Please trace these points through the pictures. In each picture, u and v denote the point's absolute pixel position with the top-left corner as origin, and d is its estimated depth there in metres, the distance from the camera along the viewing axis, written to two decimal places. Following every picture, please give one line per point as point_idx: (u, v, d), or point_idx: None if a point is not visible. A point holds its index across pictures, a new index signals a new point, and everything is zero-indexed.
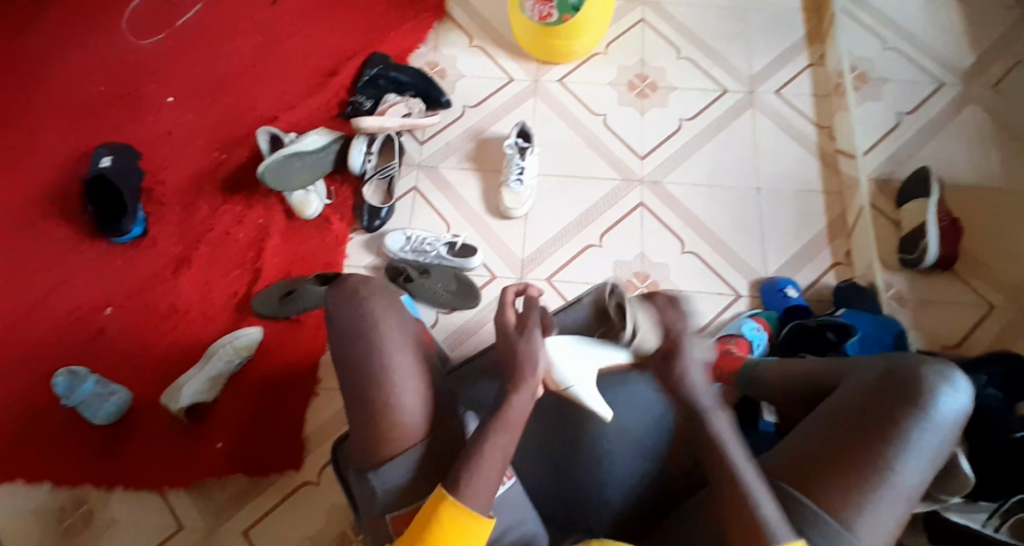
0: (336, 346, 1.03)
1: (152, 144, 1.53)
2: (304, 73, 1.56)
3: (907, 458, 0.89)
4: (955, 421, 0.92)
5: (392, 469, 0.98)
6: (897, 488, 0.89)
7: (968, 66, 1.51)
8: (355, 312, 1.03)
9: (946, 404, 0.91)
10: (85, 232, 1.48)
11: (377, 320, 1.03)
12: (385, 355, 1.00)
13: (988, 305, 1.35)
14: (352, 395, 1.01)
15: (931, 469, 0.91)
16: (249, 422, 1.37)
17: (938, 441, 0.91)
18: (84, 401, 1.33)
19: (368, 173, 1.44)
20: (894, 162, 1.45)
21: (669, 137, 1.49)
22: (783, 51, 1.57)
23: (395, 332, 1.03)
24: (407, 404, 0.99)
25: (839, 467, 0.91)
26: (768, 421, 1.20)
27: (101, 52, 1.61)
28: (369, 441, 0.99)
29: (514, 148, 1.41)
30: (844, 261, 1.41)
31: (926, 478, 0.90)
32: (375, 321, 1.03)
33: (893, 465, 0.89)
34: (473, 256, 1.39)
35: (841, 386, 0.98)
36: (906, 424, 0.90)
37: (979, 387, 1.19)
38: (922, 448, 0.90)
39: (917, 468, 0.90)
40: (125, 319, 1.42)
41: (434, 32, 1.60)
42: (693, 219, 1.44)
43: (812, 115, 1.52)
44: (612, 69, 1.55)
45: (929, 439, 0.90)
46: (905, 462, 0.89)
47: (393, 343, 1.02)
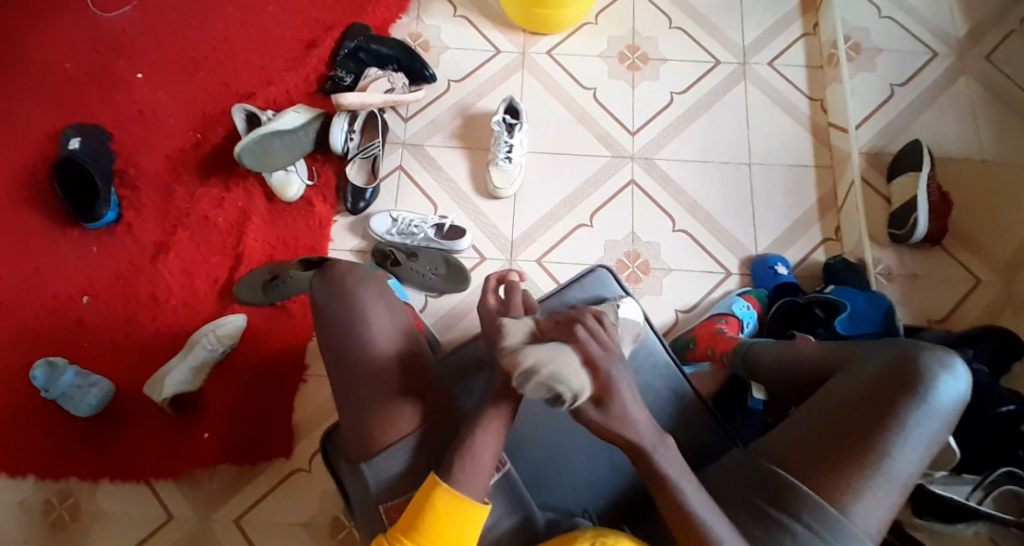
0: (324, 335, 1.02)
1: (122, 124, 1.46)
2: (280, 46, 1.48)
3: (904, 445, 0.90)
4: (953, 406, 0.92)
5: (386, 460, 0.96)
6: (894, 475, 0.89)
7: (963, 35, 1.48)
8: (342, 301, 1.02)
9: (945, 390, 0.91)
10: (56, 218, 1.42)
11: (364, 309, 1.01)
12: (374, 345, 1.00)
13: (976, 280, 1.35)
14: (343, 385, 1.00)
15: (928, 455, 0.91)
16: (237, 411, 1.35)
17: (935, 427, 0.91)
18: (64, 394, 1.28)
19: (351, 154, 1.39)
20: (887, 135, 1.43)
21: (660, 112, 1.46)
22: (777, 19, 1.52)
23: (383, 320, 1.02)
24: (399, 393, 0.98)
25: (836, 454, 0.91)
26: (757, 399, 1.19)
27: (62, 24, 1.52)
28: (361, 433, 0.98)
29: (502, 125, 1.37)
30: (834, 237, 1.41)
31: (923, 464, 0.91)
32: (365, 309, 1.01)
33: (890, 451, 0.90)
34: (461, 239, 1.36)
35: (839, 372, 0.99)
36: (904, 411, 0.90)
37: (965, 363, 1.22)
38: (919, 434, 0.90)
39: (915, 454, 0.90)
40: (103, 309, 1.38)
41: (416, 1, 1.53)
42: (685, 196, 1.42)
43: (805, 87, 1.48)
44: (602, 40, 1.50)
45: (927, 425, 0.91)
46: (902, 448, 0.90)
47: (382, 331, 1.01)
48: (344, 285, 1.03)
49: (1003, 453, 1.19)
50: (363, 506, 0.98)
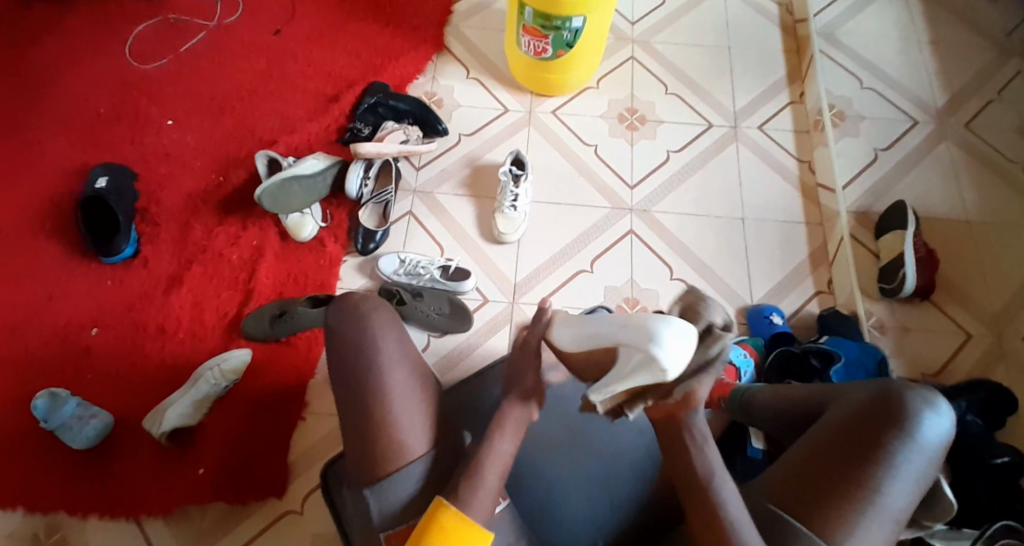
0: (333, 362, 1.00)
1: (148, 165, 1.54)
2: (304, 99, 1.59)
3: (892, 480, 0.91)
4: (939, 443, 0.94)
5: (390, 488, 0.93)
6: (885, 510, 0.91)
7: (941, 105, 1.59)
8: (351, 327, 1.00)
9: (929, 427, 0.93)
10: (76, 250, 1.47)
11: (375, 335, 0.99)
12: (384, 371, 0.97)
13: (966, 334, 1.39)
14: (349, 413, 0.97)
15: (916, 492, 0.93)
16: (233, 450, 1.34)
17: (923, 464, 0.93)
18: (64, 425, 1.29)
19: (364, 198, 1.47)
20: (872, 196, 1.51)
21: (657, 169, 1.54)
22: (765, 88, 1.64)
23: (394, 347, 1.00)
24: (405, 422, 0.96)
25: (829, 487, 0.92)
26: (756, 446, 1.21)
27: (101, 73, 1.62)
28: (365, 459, 0.96)
29: (508, 176, 1.45)
30: (826, 290, 1.46)
31: (912, 501, 0.92)
32: (375, 337, 1.00)
33: (880, 486, 0.91)
34: (466, 280, 1.41)
35: (829, 410, 1.01)
36: (892, 447, 0.92)
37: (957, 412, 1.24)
38: (908, 470, 0.92)
39: (903, 491, 0.92)
40: (113, 339, 1.41)
41: (432, 63, 1.65)
42: (681, 247, 1.48)
43: (793, 150, 1.58)
44: (603, 102, 1.61)
45: (915, 462, 0.93)
46: (892, 483, 0.91)
47: (391, 359, 0.99)
48: (356, 313, 1.02)
49: (1002, 503, 1.19)
50: (367, 533, 0.97)
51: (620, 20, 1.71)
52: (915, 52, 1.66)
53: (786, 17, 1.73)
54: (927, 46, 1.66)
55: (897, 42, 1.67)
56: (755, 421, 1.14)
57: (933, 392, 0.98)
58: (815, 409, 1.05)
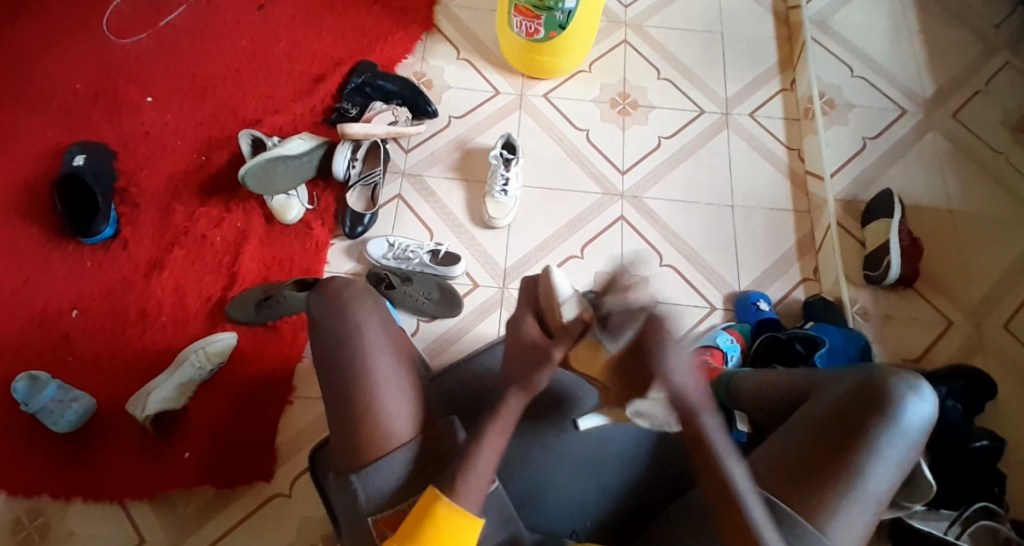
0: (317, 350, 1.00)
1: (127, 144, 1.49)
2: (290, 78, 1.55)
3: (876, 464, 0.93)
4: (921, 428, 0.95)
5: (376, 473, 0.93)
6: (868, 493, 0.92)
7: (929, 95, 1.60)
8: (334, 316, 1.01)
9: (912, 412, 0.95)
10: (53, 231, 1.43)
11: (359, 322, 1.00)
12: (368, 357, 0.98)
13: (947, 322, 1.41)
14: (336, 400, 0.97)
15: (898, 475, 0.94)
16: (217, 433, 1.32)
17: (905, 448, 0.94)
18: (44, 408, 1.26)
19: (352, 180, 1.44)
20: (859, 185, 1.52)
21: (648, 155, 1.54)
22: (757, 76, 1.63)
23: (378, 334, 1.01)
24: (390, 408, 0.95)
25: (812, 471, 0.93)
26: (740, 430, 1.20)
27: (77, 47, 1.57)
28: (354, 446, 0.95)
29: (498, 160, 1.42)
30: (812, 277, 1.47)
31: (893, 484, 0.94)
32: (359, 324, 1.00)
33: (863, 469, 0.92)
34: (456, 265, 1.40)
35: (814, 395, 1.02)
36: (875, 431, 0.94)
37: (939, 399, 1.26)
38: (891, 454, 0.94)
39: (886, 474, 0.93)
40: (93, 322, 1.37)
41: (421, 43, 1.62)
42: (670, 232, 1.48)
43: (783, 137, 1.58)
44: (594, 86, 1.59)
45: (897, 445, 0.94)
46: (874, 466, 0.92)
47: (374, 346, 0.99)
48: (339, 300, 1.02)
49: (980, 488, 1.21)
50: (355, 523, 0.95)
51: (612, 3, 1.69)
52: (905, 41, 1.66)
53: (778, 3, 1.72)
54: (917, 35, 1.67)
55: (888, 31, 1.67)
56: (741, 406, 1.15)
57: (916, 377, 1.00)
58: (802, 394, 1.06)
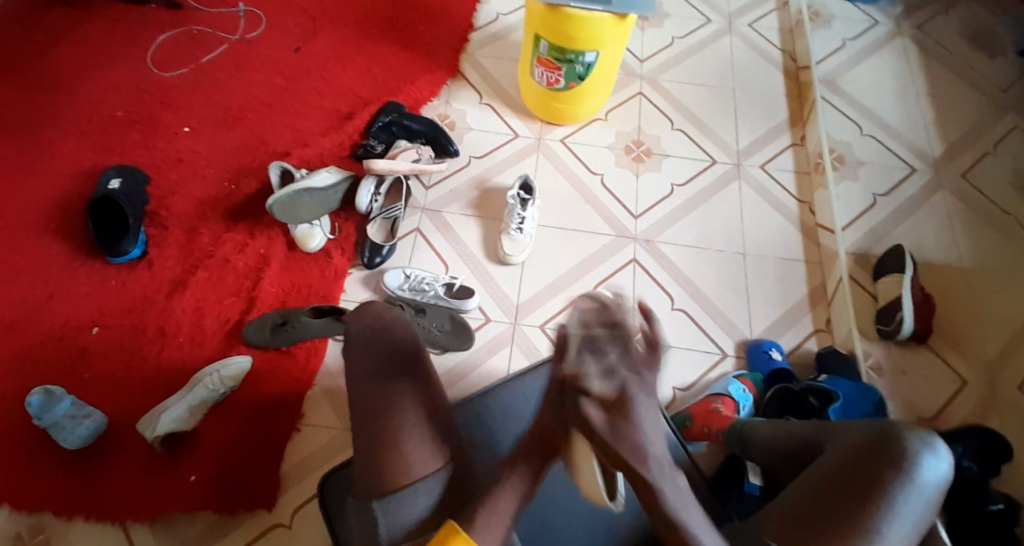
0: (351, 369, 1.03)
1: (161, 171, 1.56)
2: (320, 115, 1.63)
3: (891, 519, 0.92)
4: (937, 487, 0.95)
5: (399, 502, 0.93)
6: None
7: (937, 154, 1.64)
8: (377, 340, 1.05)
9: (928, 470, 0.94)
10: (82, 249, 1.48)
11: (399, 349, 1.04)
12: (404, 382, 1.01)
13: (961, 380, 1.41)
14: (359, 419, 1.00)
15: (914, 533, 0.93)
16: (224, 459, 1.32)
17: (921, 506, 0.93)
18: (57, 424, 1.27)
19: (373, 213, 1.48)
20: (870, 239, 1.55)
21: (662, 200, 1.58)
22: (768, 130, 1.69)
23: (415, 362, 1.04)
24: (418, 431, 0.97)
25: (827, 522, 0.92)
26: (753, 483, 1.19)
27: (121, 77, 1.65)
28: (373, 467, 0.96)
29: (516, 199, 1.46)
30: (824, 328, 1.48)
31: (909, 540, 0.92)
32: (395, 348, 1.04)
33: (879, 524, 0.91)
34: (469, 299, 1.42)
35: (828, 446, 1.01)
36: (891, 486, 0.93)
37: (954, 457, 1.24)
38: (906, 511, 0.93)
39: (902, 532, 0.92)
40: (112, 339, 1.40)
41: (447, 87, 1.69)
42: (682, 277, 1.50)
43: (794, 190, 1.62)
44: (611, 134, 1.65)
45: (914, 502, 0.93)
46: (890, 523, 0.91)
47: (411, 373, 1.03)
48: (379, 323, 1.07)
49: None
50: None
51: (630, 56, 1.76)
52: (913, 103, 1.71)
53: (788, 63, 1.78)
54: (925, 98, 1.72)
55: (896, 93, 1.73)
56: (752, 453, 1.15)
57: (932, 435, 0.99)
58: (814, 445, 1.06)
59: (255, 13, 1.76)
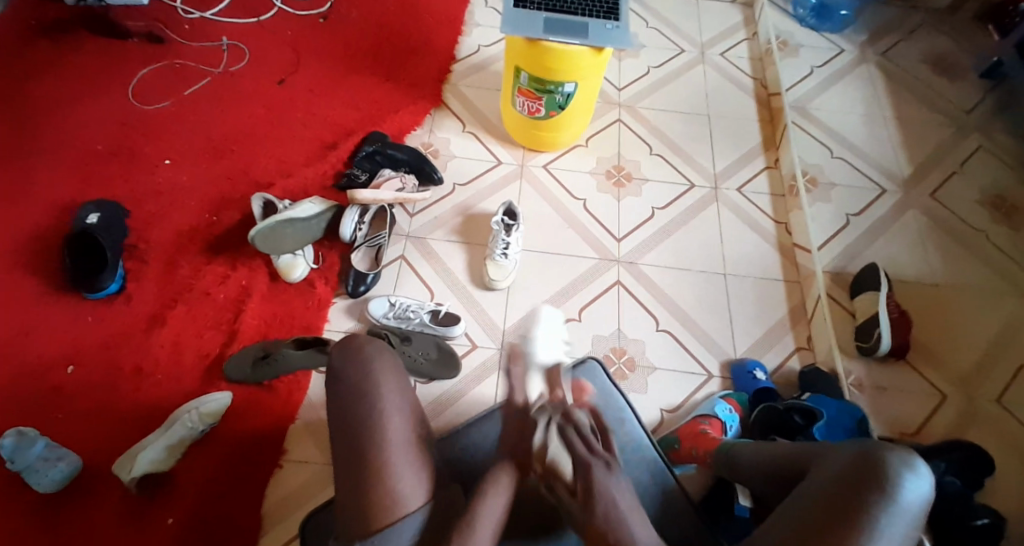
0: (334, 403, 1.02)
1: (140, 204, 1.54)
2: (303, 146, 1.63)
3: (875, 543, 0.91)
4: (919, 507, 0.94)
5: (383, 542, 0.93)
6: None
7: (906, 175, 1.70)
8: (356, 372, 1.02)
9: (909, 491, 0.94)
10: (58, 284, 1.45)
11: (378, 381, 1.02)
12: (383, 417, 0.99)
13: (941, 395, 1.43)
14: (344, 457, 0.99)
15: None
16: (203, 500, 1.29)
17: (905, 527, 0.93)
18: (29, 467, 1.23)
19: (357, 241, 1.48)
20: (846, 257, 1.58)
21: (643, 224, 1.60)
22: (742, 154, 1.73)
23: (397, 394, 1.02)
24: (401, 469, 0.96)
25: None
26: (743, 505, 1.16)
27: (100, 112, 1.64)
28: (355, 506, 0.95)
29: (500, 225, 1.47)
30: (806, 346, 1.50)
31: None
32: (376, 382, 1.02)
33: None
34: (455, 325, 1.42)
35: (813, 470, 1.02)
36: (873, 509, 0.93)
37: (936, 473, 1.25)
38: (889, 533, 0.92)
39: None
40: (88, 377, 1.37)
41: (430, 117, 1.71)
42: (666, 298, 1.52)
43: (770, 212, 1.65)
44: (591, 159, 1.68)
45: (896, 524, 0.93)
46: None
47: (393, 407, 1.00)
48: (360, 355, 1.04)
49: None
50: None
51: (607, 85, 1.80)
52: (880, 126, 1.77)
53: (759, 90, 1.84)
54: (891, 121, 1.78)
55: (863, 116, 1.79)
56: (740, 477, 1.15)
57: (913, 455, 0.99)
58: (798, 469, 1.06)
59: (238, 47, 1.77)
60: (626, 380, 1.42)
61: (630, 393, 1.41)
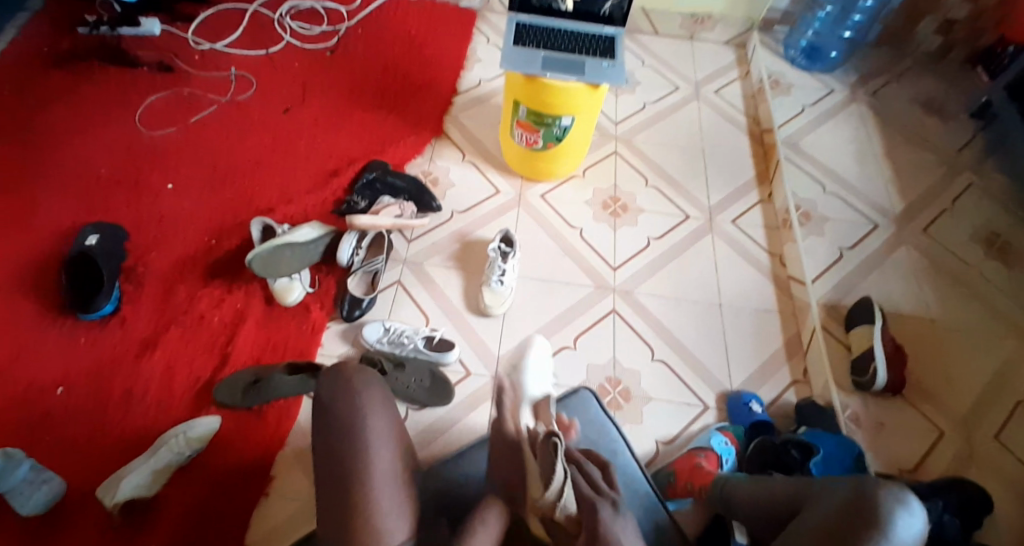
0: (321, 434, 1.02)
1: (140, 227, 1.55)
2: (304, 173, 1.65)
3: None
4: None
5: None
6: None
7: (899, 211, 1.72)
8: (339, 401, 1.03)
9: (901, 528, 0.93)
10: (54, 305, 1.44)
11: (363, 410, 1.02)
12: (368, 446, 1.00)
13: (938, 432, 1.42)
14: (328, 490, 1.00)
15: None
16: (190, 528, 1.26)
17: None
18: (14, 489, 1.21)
19: (354, 266, 1.48)
20: (840, 291, 1.59)
21: (639, 253, 1.61)
22: (737, 188, 1.75)
23: (383, 426, 1.03)
24: (383, 500, 0.97)
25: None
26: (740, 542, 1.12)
27: (106, 138, 1.67)
28: (341, 535, 0.96)
29: (496, 252, 1.49)
30: (802, 379, 1.49)
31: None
32: (362, 412, 1.02)
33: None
34: (449, 352, 1.42)
35: (808, 510, 1.02)
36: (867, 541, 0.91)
37: (936, 512, 1.19)
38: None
39: None
40: (78, 399, 1.35)
41: (430, 147, 1.74)
42: (661, 328, 1.51)
43: (765, 244, 1.66)
44: (588, 190, 1.70)
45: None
46: None
47: (379, 438, 1.01)
48: (347, 384, 1.05)
49: None
50: None
51: (604, 119, 1.84)
52: (872, 163, 1.81)
53: (752, 127, 1.88)
54: (883, 159, 1.81)
55: (854, 153, 1.82)
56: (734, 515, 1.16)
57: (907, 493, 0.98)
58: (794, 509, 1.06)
59: (246, 77, 1.81)
60: (621, 411, 1.41)
61: (624, 424, 1.40)
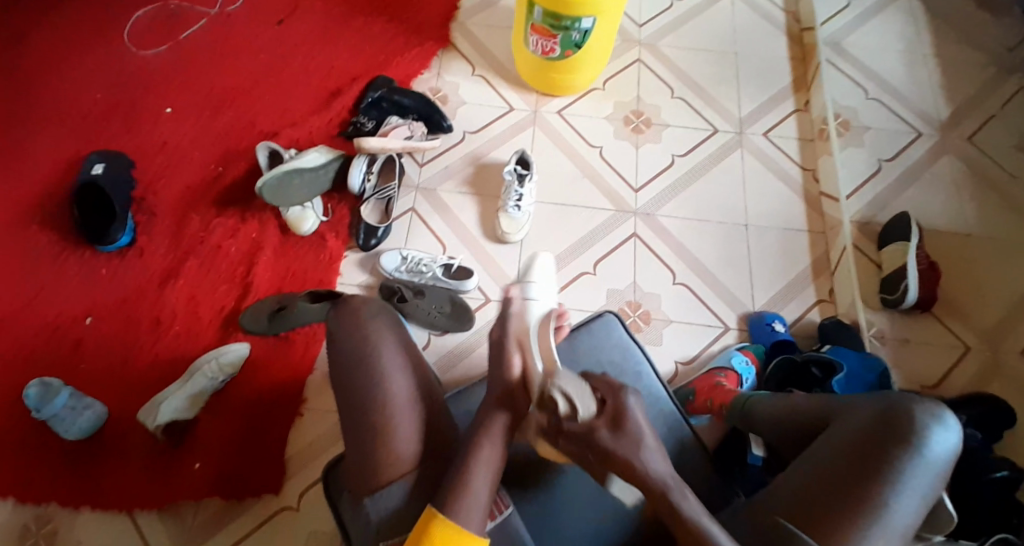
0: (335, 364, 0.99)
1: (148, 153, 1.51)
2: (307, 92, 1.57)
3: (900, 495, 0.90)
4: (945, 460, 0.93)
5: (388, 498, 0.93)
6: (892, 525, 0.89)
7: (944, 118, 1.60)
8: (350, 338, 1.00)
9: (934, 443, 0.92)
10: (70, 237, 1.44)
11: (378, 343, 0.99)
12: (385, 378, 0.97)
13: (964, 347, 1.39)
14: (346, 421, 0.97)
15: (922, 508, 0.91)
16: (227, 446, 1.30)
17: (929, 479, 0.92)
18: (56, 416, 1.24)
19: (367, 193, 1.45)
20: (875, 207, 1.51)
21: (660, 173, 1.54)
22: (769, 97, 1.64)
23: (397, 355, 1.00)
24: (404, 428, 0.95)
25: (838, 502, 0.90)
26: (756, 454, 1.15)
27: (102, 58, 1.59)
28: (364, 463, 0.95)
29: (513, 175, 1.43)
30: (827, 299, 1.46)
31: (916, 516, 0.91)
32: (375, 344, 0.99)
33: (886, 500, 0.89)
34: (468, 280, 1.40)
35: (834, 422, 0.99)
36: (898, 464, 0.91)
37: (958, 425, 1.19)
38: (915, 485, 0.91)
39: (909, 505, 0.90)
40: (104, 329, 1.38)
41: (438, 59, 1.64)
42: (683, 250, 1.47)
43: (797, 158, 1.58)
44: (609, 104, 1.61)
45: (921, 478, 0.91)
46: (898, 498, 0.90)
47: (393, 367, 0.98)
48: (357, 316, 1.02)
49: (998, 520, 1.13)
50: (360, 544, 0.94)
51: (628, 21, 1.70)
52: (920, 64, 1.67)
53: (791, 25, 1.73)
54: (932, 60, 1.67)
55: (900, 54, 1.68)
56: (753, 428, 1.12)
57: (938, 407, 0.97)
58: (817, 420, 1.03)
59: None
60: (641, 334, 1.40)
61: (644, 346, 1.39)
